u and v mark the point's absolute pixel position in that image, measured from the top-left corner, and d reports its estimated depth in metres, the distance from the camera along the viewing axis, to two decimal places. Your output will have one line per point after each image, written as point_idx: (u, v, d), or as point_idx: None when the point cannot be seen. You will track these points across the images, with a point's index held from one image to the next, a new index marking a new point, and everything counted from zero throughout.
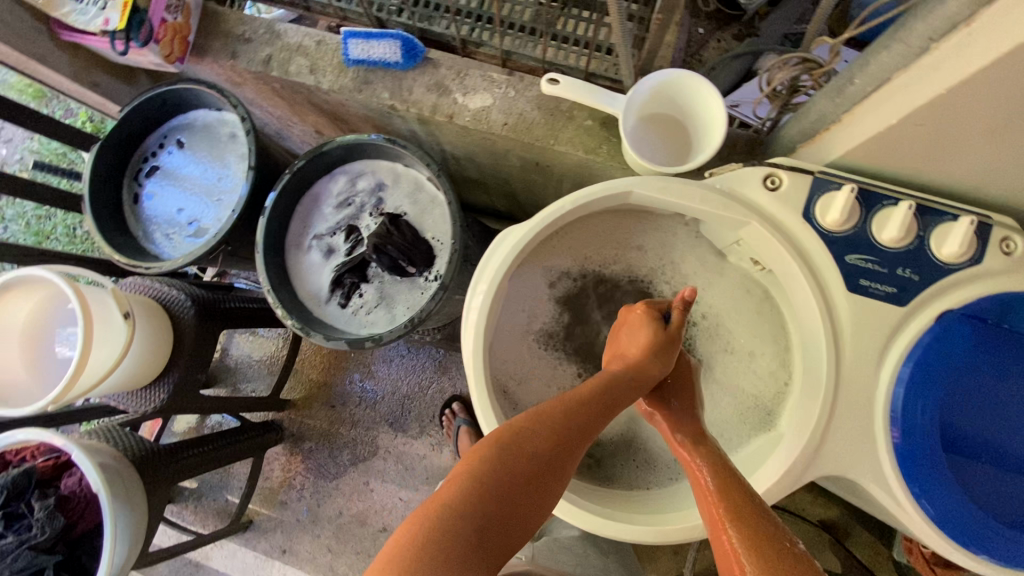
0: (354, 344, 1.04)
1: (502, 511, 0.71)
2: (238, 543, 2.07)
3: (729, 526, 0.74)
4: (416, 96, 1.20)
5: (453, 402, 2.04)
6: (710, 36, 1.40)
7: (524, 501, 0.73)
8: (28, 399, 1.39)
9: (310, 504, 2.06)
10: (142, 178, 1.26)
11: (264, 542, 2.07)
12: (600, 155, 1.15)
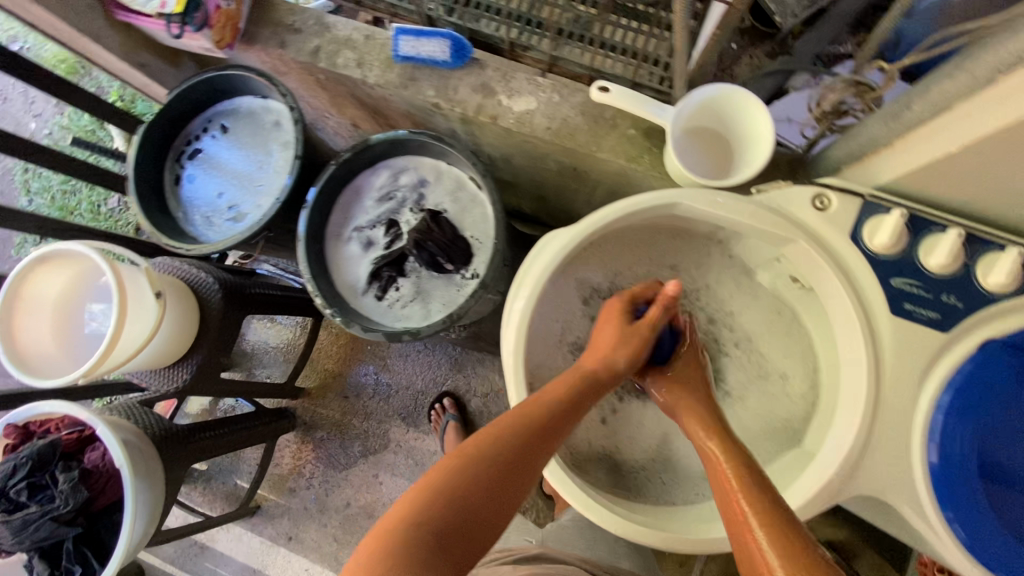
0: (392, 337, 1.05)
1: (467, 513, 0.74)
2: (245, 527, 2.09)
3: (754, 526, 0.73)
4: (461, 95, 1.21)
5: (442, 398, 2.07)
6: (742, 52, 1.29)
7: (492, 498, 0.76)
8: (55, 372, 1.38)
9: (319, 493, 2.08)
10: (184, 160, 1.27)
11: (270, 528, 2.09)
12: (642, 164, 1.16)
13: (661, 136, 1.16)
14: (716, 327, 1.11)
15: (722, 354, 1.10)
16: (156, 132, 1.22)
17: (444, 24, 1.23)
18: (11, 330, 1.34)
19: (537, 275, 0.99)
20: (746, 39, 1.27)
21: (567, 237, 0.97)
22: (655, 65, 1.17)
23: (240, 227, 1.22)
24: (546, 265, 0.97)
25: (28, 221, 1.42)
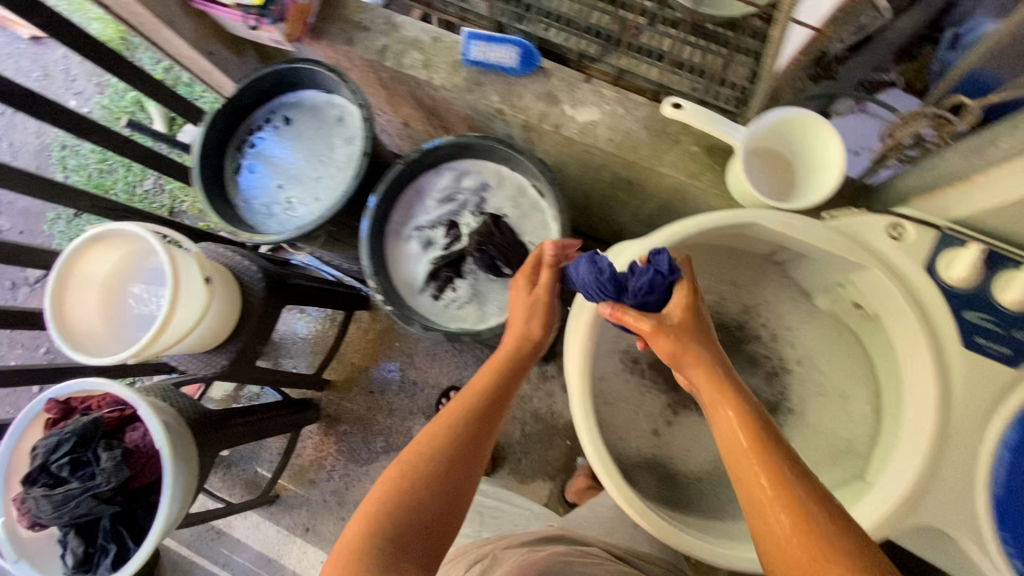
0: (453, 337, 1.07)
1: (421, 509, 0.82)
2: (262, 516, 2.10)
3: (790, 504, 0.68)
4: (526, 102, 1.22)
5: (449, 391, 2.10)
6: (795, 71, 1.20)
7: (444, 493, 0.85)
8: (99, 350, 1.39)
9: (338, 486, 2.09)
10: (244, 149, 1.29)
11: (288, 518, 2.09)
12: (703, 182, 1.17)
13: (724, 154, 1.17)
14: (777, 343, 1.17)
15: (786, 372, 1.15)
16: (221, 120, 1.23)
17: (512, 31, 1.24)
18: (62, 307, 1.35)
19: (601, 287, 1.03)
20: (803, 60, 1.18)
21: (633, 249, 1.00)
22: (722, 85, 1.19)
23: (298, 219, 1.23)
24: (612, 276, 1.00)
25: (81, 199, 1.43)
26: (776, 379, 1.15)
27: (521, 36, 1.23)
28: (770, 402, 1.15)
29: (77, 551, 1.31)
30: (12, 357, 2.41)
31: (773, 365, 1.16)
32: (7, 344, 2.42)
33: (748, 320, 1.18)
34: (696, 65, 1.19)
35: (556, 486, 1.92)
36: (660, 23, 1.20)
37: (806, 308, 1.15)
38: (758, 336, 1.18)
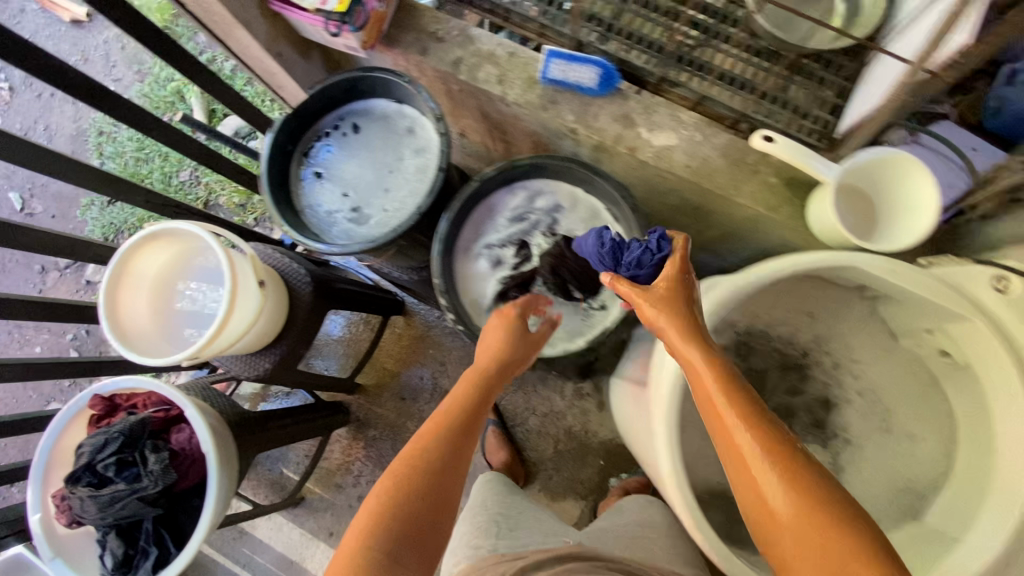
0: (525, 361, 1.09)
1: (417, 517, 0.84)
2: (286, 518, 2.08)
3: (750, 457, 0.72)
4: (601, 124, 1.19)
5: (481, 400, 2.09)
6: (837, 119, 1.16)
7: (436, 499, 0.86)
8: (149, 347, 1.36)
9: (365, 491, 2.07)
10: (310, 154, 1.27)
11: (312, 521, 2.08)
12: (780, 215, 1.15)
13: (803, 187, 1.15)
14: (840, 373, 1.13)
15: (846, 403, 1.12)
16: (291, 124, 1.22)
17: (592, 50, 1.21)
18: (115, 304, 1.32)
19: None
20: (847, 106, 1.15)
21: (728, 287, 0.96)
22: (806, 117, 1.15)
23: (364, 229, 1.22)
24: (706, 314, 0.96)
25: (137, 194, 1.41)
26: (836, 410, 1.13)
27: (600, 55, 1.20)
28: (828, 434, 1.12)
29: (117, 552, 1.29)
30: (38, 342, 2.39)
31: (831, 393, 1.13)
32: (34, 329, 2.41)
33: (811, 349, 1.15)
34: (779, 95, 1.17)
35: (588, 505, 1.90)
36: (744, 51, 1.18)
37: (883, 345, 1.10)
38: (821, 365, 1.15)
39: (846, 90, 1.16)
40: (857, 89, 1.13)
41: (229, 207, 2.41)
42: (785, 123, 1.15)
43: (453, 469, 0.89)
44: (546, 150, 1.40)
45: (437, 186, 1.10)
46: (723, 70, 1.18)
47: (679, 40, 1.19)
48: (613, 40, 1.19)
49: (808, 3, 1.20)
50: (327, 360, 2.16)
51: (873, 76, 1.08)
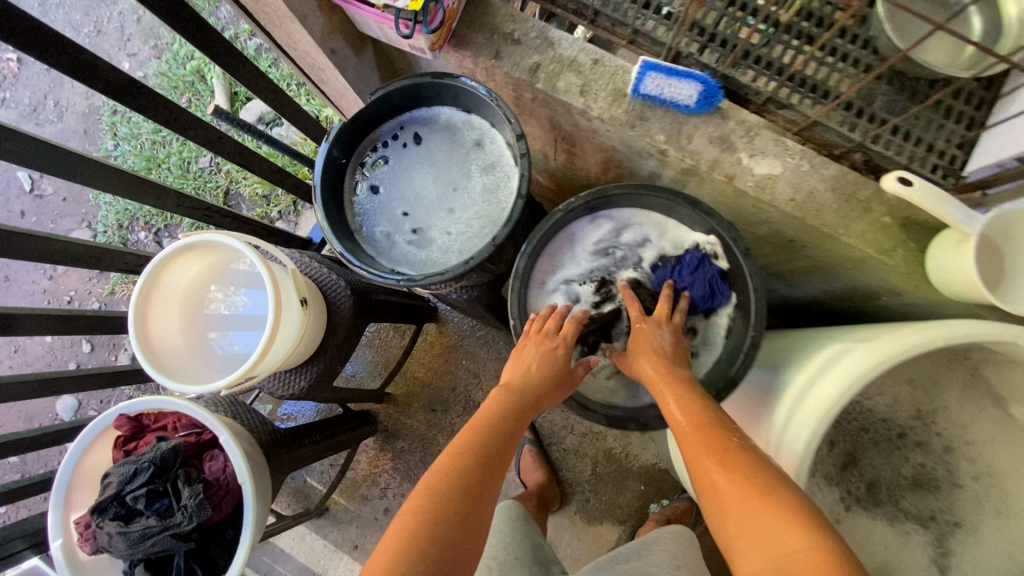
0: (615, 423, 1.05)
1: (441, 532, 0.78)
2: (309, 528, 2.00)
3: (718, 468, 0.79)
4: (696, 146, 1.06)
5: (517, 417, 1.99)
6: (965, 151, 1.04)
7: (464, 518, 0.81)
8: (182, 367, 1.23)
9: (391, 505, 1.99)
10: (366, 166, 1.14)
11: (336, 533, 2.00)
12: (892, 259, 1.03)
13: (919, 229, 1.03)
14: (951, 457, 1.03)
15: (956, 487, 1.01)
16: (346, 132, 1.09)
17: (690, 62, 1.08)
18: (145, 320, 1.19)
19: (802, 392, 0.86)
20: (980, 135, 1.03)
21: (880, 352, 0.78)
22: (928, 151, 1.03)
23: (424, 254, 1.11)
24: (844, 388, 0.79)
25: (168, 198, 1.27)
26: (940, 494, 1.02)
27: (698, 68, 1.07)
28: (927, 512, 1.02)
29: None
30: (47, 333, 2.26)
31: (939, 476, 1.03)
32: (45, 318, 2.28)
33: (913, 428, 1.06)
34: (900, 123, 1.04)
35: (626, 533, 1.82)
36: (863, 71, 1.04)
37: (995, 417, 1.00)
38: (926, 445, 1.05)
39: (977, 122, 1.02)
40: (992, 122, 1.00)
41: (252, 199, 2.26)
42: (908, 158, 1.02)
43: (481, 493, 0.84)
44: (619, 167, 1.26)
45: (516, 216, 1.00)
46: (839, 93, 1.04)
47: (789, 56, 1.05)
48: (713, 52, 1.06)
49: (940, 15, 1.05)
50: (355, 364, 2.06)
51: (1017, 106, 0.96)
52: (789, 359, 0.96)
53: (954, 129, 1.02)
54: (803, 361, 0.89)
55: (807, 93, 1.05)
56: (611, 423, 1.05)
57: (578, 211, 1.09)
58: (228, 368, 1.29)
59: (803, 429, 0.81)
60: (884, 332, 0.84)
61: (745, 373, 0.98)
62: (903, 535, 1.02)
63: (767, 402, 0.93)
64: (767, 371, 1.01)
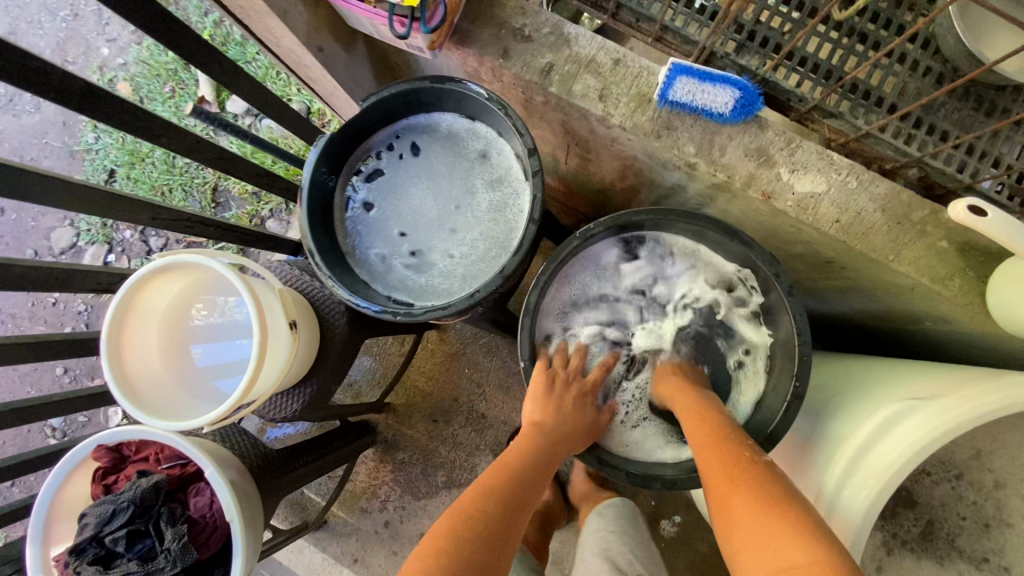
0: (637, 480, 0.94)
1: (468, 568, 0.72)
2: (308, 541, 1.86)
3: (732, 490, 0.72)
4: (730, 159, 0.94)
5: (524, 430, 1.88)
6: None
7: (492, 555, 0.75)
8: (162, 397, 1.12)
9: (391, 518, 1.86)
10: (358, 180, 1.03)
11: (335, 546, 1.85)
12: (949, 288, 0.92)
13: (979, 255, 0.91)
14: (1002, 493, 0.91)
15: (1006, 526, 0.90)
16: (336, 143, 0.97)
17: (725, 63, 0.97)
18: (120, 347, 1.08)
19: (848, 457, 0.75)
20: None
21: (955, 412, 0.69)
22: (994, 168, 0.93)
23: (424, 279, 1.00)
24: (912, 451, 0.69)
25: (143, 212, 1.13)
26: (989, 533, 0.91)
27: (734, 70, 0.95)
28: (978, 554, 0.91)
29: None
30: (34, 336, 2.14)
31: (986, 513, 0.92)
32: (29, 319, 2.15)
33: (968, 468, 0.93)
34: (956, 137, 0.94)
35: None
36: (914, 79, 0.94)
37: None
38: (978, 483, 0.92)
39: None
40: None
41: (241, 197, 2.11)
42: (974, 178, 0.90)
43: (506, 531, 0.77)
44: (638, 177, 1.14)
45: (527, 244, 0.90)
46: (895, 101, 0.94)
47: (837, 57, 0.95)
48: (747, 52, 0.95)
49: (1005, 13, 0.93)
50: (358, 366, 1.95)
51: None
52: (839, 408, 0.86)
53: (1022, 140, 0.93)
54: (856, 419, 0.79)
55: (860, 100, 0.94)
56: (633, 482, 0.94)
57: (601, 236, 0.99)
58: (214, 397, 1.19)
59: (862, 492, 0.71)
60: (955, 387, 0.73)
61: (784, 431, 0.90)
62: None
63: (816, 456, 0.83)
64: (812, 420, 0.92)
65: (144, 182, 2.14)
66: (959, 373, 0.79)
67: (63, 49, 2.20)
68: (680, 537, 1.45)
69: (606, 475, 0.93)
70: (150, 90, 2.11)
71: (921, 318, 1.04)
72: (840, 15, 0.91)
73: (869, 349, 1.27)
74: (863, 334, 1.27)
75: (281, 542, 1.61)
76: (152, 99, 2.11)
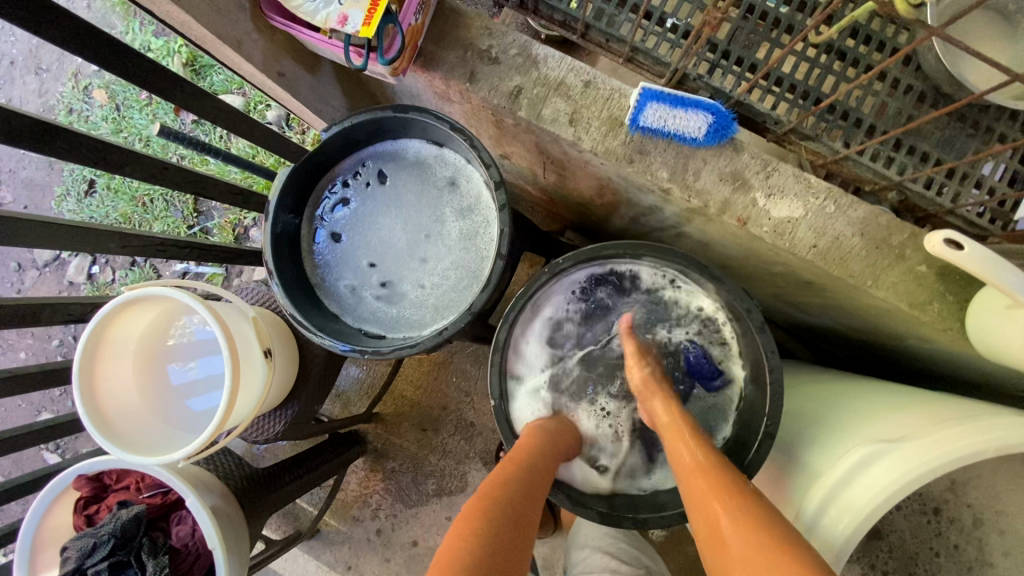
0: (609, 521, 0.93)
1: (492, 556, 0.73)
2: (300, 549, 1.79)
3: (721, 512, 0.71)
4: (704, 184, 0.92)
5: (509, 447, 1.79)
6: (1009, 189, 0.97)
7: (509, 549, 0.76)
8: (138, 430, 1.11)
9: (383, 525, 1.78)
10: (325, 210, 1.01)
11: (328, 554, 1.79)
12: (927, 314, 0.89)
13: (960, 280, 0.89)
14: (983, 531, 0.91)
15: (987, 566, 0.90)
16: (299, 175, 0.96)
17: (698, 84, 1.00)
18: (91, 380, 1.06)
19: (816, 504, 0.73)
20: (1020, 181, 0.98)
21: (929, 457, 0.67)
22: (973, 190, 0.96)
23: (395, 310, 0.98)
24: (886, 492, 0.68)
25: (110, 239, 1.07)
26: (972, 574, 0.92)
27: (708, 92, 0.99)
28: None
29: None
30: (23, 349, 2.12)
31: (967, 552, 0.91)
32: (16, 333, 2.13)
33: (946, 503, 0.93)
34: (937, 158, 0.97)
35: None
36: (898, 99, 0.98)
37: None
38: (958, 521, 0.92)
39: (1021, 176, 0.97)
40: None
41: (225, 206, 2.02)
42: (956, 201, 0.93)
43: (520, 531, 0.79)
44: (615, 196, 1.11)
45: (494, 279, 0.88)
46: (874, 122, 0.98)
47: (814, 77, 0.99)
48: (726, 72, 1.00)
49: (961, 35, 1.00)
50: (345, 375, 1.86)
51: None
52: (814, 440, 0.85)
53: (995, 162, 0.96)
54: (825, 460, 0.78)
55: (838, 121, 0.98)
56: (605, 521, 0.93)
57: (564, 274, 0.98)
58: (191, 427, 1.18)
59: (835, 532, 0.70)
60: (928, 428, 0.71)
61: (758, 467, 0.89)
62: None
63: (790, 493, 0.82)
64: (788, 450, 0.91)
65: (124, 193, 2.05)
66: (935, 408, 0.78)
67: (35, 57, 2.11)
68: (669, 542, 1.42)
69: (580, 510, 0.92)
70: (126, 98, 2.02)
71: (905, 339, 1.02)
72: (813, 36, 0.96)
73: (873, 362, 1.22)
74: (852, 345, 1.23)
75: (272, 554, 1.56)
76: (128, 107, 2.01)
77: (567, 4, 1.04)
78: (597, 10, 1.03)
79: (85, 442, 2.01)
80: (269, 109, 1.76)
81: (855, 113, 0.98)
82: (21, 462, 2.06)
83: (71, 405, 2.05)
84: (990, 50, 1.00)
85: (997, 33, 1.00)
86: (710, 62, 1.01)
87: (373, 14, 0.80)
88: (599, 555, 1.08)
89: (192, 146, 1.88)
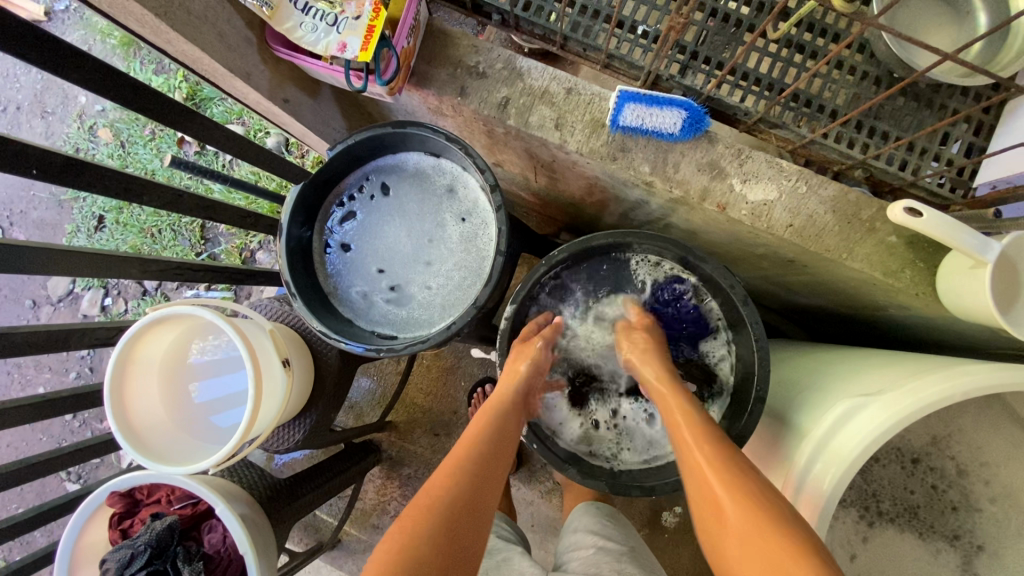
0: (619, 489, 0.99)
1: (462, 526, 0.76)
2: (323, 560, 1.81)
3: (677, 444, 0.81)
4: (684, 175, 0.99)
5: (487, 383, 1.80)
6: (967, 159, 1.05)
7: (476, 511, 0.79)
8: (169, 443, 1.17)
9: None
10: (333, 223, 1.09)
11: (351, 564, 1.81)
12: (901, 281, 0.95)
13: (929, 247, 0.96)
14: (966, 481, 0.95)
15: (974, 510, 0.93)
16: (308, 191, 1.04)
17: (670, 84, 1.10)
18: (123, 399, 1.13)
19: (804, 459, 0.80)
20: (975, 150, 1.06)
21: (900, 405, 0.74)
22: (934, 162, 1.05)
23: (405, 312, 1.05)
24: (869, 437, 0.74)
25: (132, 266, 1.12)
26: (957, 515, 0.94)
27: (681, 90, 1.09)
28: (949, 532, 0.94)
29: None
30: (41, 383, 2.18)
31: (950, 497, 0.95)
32: (34, 368, 2.19)
33: (926, 454, 0.97)
34: (898, 135, 1.06)
35: None
36: (858, 84, 1.07)
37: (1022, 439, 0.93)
38: (939, 470, 0.96)
39: (976, 147, 1.06)
40: (992, 149, 1.03)
41: (230, 231, 2.09)
42: (918, 174, 1.01)
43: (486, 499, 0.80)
44: (604, 193, 1.18)
45: (495, 274, 0.95)
46: (836, 107, 1.07)
47: (777, 70, 1.09)
48: (696, 73, 1.09)
49: (907, 26, 1.09)
50: (357, 387, 1.89)
51: (1016, 132, 0.98)
52: (801, 405, 0.92)
53: (948, 138, 1.06)
54: (813, 419, 0.84)
55: (802, 109, 1.07)
56: (614, 491, 0.99)
57: (557, 265, 1.06)
58: (217, 437, 1.24)
59: (820, 491, 0.76)
60: (902, 382, 0.78)
61: (752, 428, 0.95)
62: (932, 554, 0.93)
63: (783, 453, 0.88)
64: (779, 418, 0.97)
65: (133, 226, 2.13)
66: (908, 365, 0.85)
67: (41, 100, 2.20)
68: (684, 522, 1.46)
69: (590, 487, 0.98)
70: (131, 135, 2.10)
71: (890, 308, 1.07)
72: (773, 33, 1.05)
73: (866, 332, 1.26)
74: (843, 320, 1.28)
75: (298, 563, 1.58)
76: (133, 143, 2.09)
77: (546, 19, 1.12)
78: (573, 24, 1.11)
79: (106, 469, 2.06)
80: (269, 134, 1.85)
81: (816, 101, 1.06)
82: (45, 492, 2.12)
83: (91, 434, 2.11)
84: (935, 34, 1.09)
85: (941, 18, 1.09)
86: (681, 65, 1.09)
87: (370, 40, 0.88)
88: (588, 536, 1.08)
89: (195, 175, 1.96)
